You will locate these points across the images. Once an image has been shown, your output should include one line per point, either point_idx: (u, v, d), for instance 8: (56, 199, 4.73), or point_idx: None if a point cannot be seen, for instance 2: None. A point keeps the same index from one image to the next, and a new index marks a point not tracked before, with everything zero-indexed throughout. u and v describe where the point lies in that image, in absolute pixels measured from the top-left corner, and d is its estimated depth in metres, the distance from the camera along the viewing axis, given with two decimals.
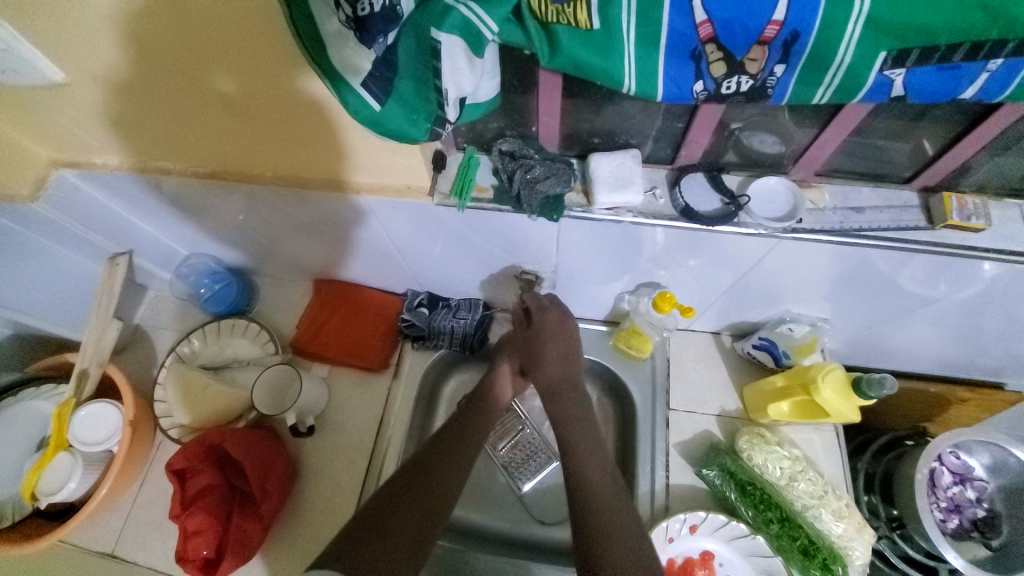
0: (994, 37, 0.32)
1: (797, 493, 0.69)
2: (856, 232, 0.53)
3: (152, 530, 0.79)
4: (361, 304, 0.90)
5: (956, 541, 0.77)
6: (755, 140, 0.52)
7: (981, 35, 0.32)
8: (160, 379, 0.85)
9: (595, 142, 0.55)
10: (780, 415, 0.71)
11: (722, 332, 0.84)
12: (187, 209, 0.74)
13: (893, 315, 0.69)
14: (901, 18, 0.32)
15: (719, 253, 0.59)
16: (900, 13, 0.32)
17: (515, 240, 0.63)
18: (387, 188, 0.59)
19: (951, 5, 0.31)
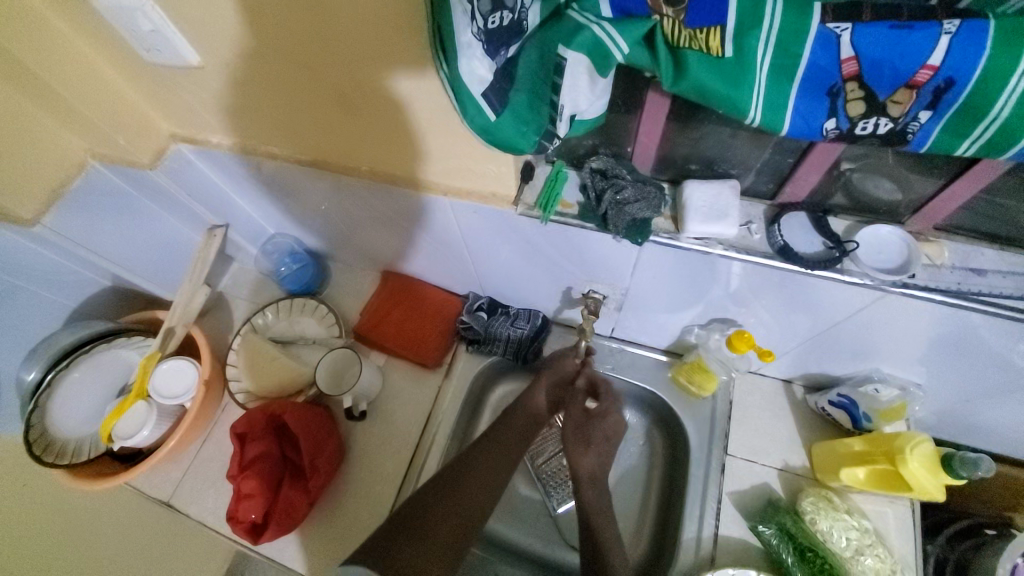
0: None
1: (861, 568, 0.63)
2: (976, 295, 0.48)
3: (207, 486, 0.84)
4: (422, 300, 0.92)
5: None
6: (870, 185, 0.48)
7: None
8: (234, 346, 0.91)
9: (691, 168, 0.54)
10: (855, 481, 0.65)
11: (794, 381, 0.79)
12: (282, 192, 0.79)
13: (999, 391, 0.62)
14: None
15: (810, 298, 0.56)
16: None
17: (591, 258, 0.63)
18: (473, 193, 0.60)
19: None
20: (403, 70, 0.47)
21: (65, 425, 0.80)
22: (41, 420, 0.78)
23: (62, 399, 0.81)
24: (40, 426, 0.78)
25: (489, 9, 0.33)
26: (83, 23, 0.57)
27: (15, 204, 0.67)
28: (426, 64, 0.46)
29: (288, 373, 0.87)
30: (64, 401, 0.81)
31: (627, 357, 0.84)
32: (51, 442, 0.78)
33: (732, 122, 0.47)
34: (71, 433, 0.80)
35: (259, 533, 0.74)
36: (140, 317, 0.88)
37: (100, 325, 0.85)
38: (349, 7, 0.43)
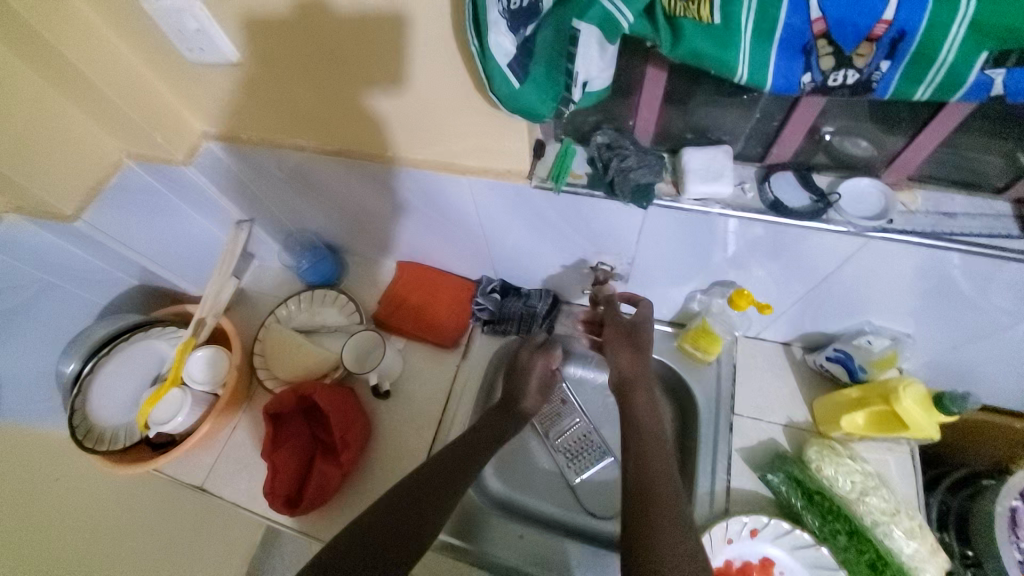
0: None
1: (867, 508, 0.68)
2: (949, 236, 0.53)
3: (239, 470, 0.87)
4: (437, 286, 0.97)
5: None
6: (847, 143, 0.54)
7: None
8: (260, 336, 0.95)
9: (687, 137, 0.59)
10: (853, 427, 0.70)
11: (792, 343, 0.83)
12: (304, 184, 0.84)
13: (983, 338, 0.66)
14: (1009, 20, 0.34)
15: (799, 252, 0.61)
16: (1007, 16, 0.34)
17: (599, 228, 0.68)
18: (488, 171, 0.66)
19: None
20: (430, 53, 0.53)
21: (105, 413, 0.83)
22: (82, 407, 0.81)
23: (99, 388, 0.83)
24: (82, 412, 0.81)
25: None
26: (131, 27, 0.63)
27: (57, 200, 0.72)
28: (450, 46, 0.52)
29: (312, 359, 0.90)
30: (100, 390, 0.83)
31: None
32: (92, 429, 0.81)
33: (722, 89, 0.53)
34: (110, 420, 0.83)
35: (292, 506, 0.78)
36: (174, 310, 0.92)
37: (132, 317, 0.89)
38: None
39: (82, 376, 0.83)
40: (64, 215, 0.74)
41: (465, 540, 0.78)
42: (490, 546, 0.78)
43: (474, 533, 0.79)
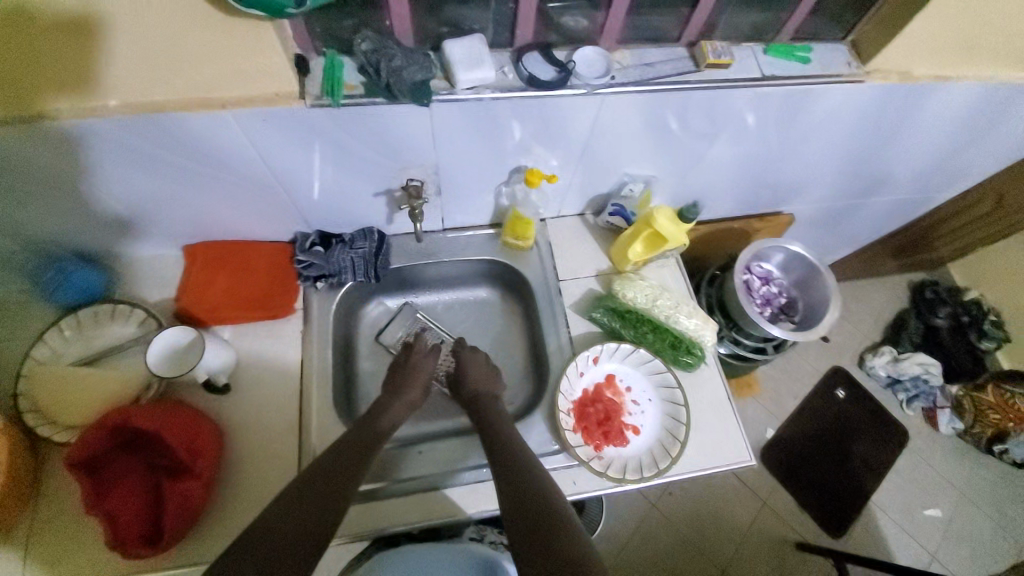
0: None
1: (660, 308, 0.90)
2: (652, 80, 0.70)
3: (60, 545, 0.69)
4: (246, 259, 0.87)
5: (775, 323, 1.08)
6: (569, 19, 0.66)
7: None
8: (20, 389, 0.74)
9: (444, 32, 0.63)
10: (638, 255, 0.90)
11: (584, 212, 0.99)
12: (1, 174, 0.64)
13: (697, 162, 0.89)
14: None
15: (562, 122, 0.72)
16: None
17: (395, 141, 0.70)
18: (254, 99, 0.60)
19: None
20: None
21: None
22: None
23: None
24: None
25: None
26: None
27: None
28: None
29: (114, 384, 0.75)
30: None
31: (463, 240, 0.96)
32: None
33: None
34: None
35: (158, 542, 0.68)
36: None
37: None
38: None
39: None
40: None
41: (382, 479, 0.80)
42: (399, 471, 0.81)
43: (388, 469, 0.81)
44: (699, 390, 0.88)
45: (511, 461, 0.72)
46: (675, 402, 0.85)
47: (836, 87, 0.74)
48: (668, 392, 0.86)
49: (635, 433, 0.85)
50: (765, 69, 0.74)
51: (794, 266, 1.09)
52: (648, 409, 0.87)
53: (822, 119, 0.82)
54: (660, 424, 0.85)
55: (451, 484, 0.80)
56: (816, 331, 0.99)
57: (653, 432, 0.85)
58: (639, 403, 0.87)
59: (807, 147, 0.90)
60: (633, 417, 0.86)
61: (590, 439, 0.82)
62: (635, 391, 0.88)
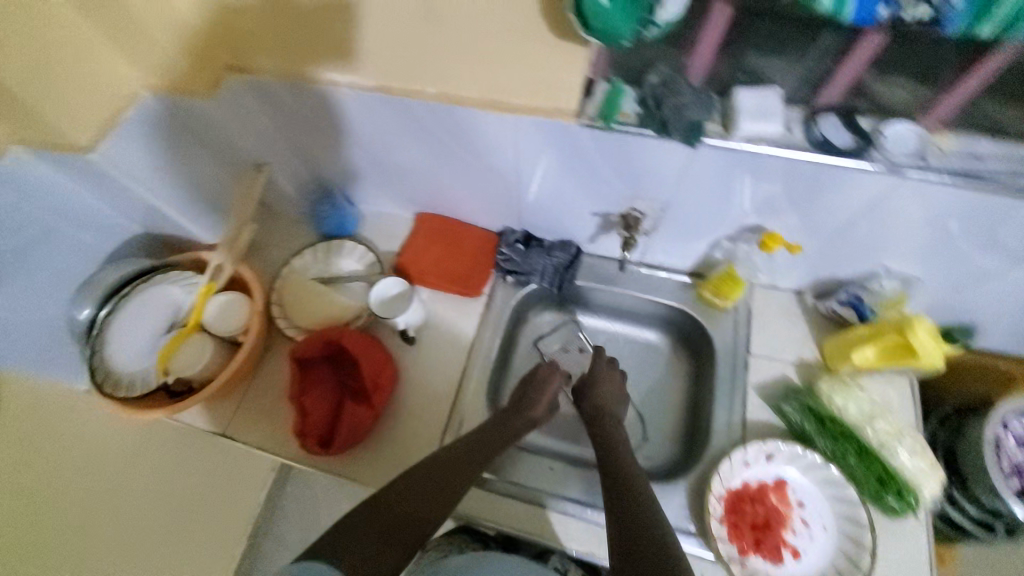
0: None
1: (874, 431, 0.75)
2: (973, 174, 0.58)
3: (261, 417, 0.86)
4: (458, 238, 0.97)
5: None
6: (887, 87, 0.58)
7: None
8: (276, 286, 0.93)
9: (739, 78, 0.61)
10: (865, 361, 0.76)
11: (803, 290, 0.88)
12: (330, 126, 0.81)
13: (976, 277, 0.73)
14: None
15: (828, 194, 0.65)
16: None
17: (639, 170, 0.70)
18: (535, 109, 0.65)
19: None
20: None
21: (122, 359, 0.82)
22: (100, 352, 0.81)
23: (115, 334, 0.83)
24: (101, 356, 0.81)
25: None
26: None
27: (71, 127, 0.69)
28: None
29: (337, 307, 0.91)
30: (118, 339, 0.83)
31: (655, 280, 0.93)
32: (109, 374, 0.81)
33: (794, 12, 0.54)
34: (128, 365, 0.82)
35: (328, 446, 0.79)
36: (187, 256, 0.90)
37: (143, 263, 0.88)
38: None
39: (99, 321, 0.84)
40: (77, 145, 0.71)
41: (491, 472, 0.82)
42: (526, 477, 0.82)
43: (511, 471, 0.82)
44: (894, 544, 0.73)
45: (635, 500, 0.67)
46: (859, 544, 0.71)
47: None
48: (853, 530, 0.72)
49: (794, 557, 0.73)
50: None
51: None
52: (818, 537, 0.74)
53: None
54: (828, 560, 0.73)
55: (562, 510, 0.78)
56: None
57: (817, 565, 0.73)
58: (809, 526, 0.75)
59: None
60: (797, 538, 0.74)
61: (737, 540, 0.73)
62: (806, 510, 0.75)
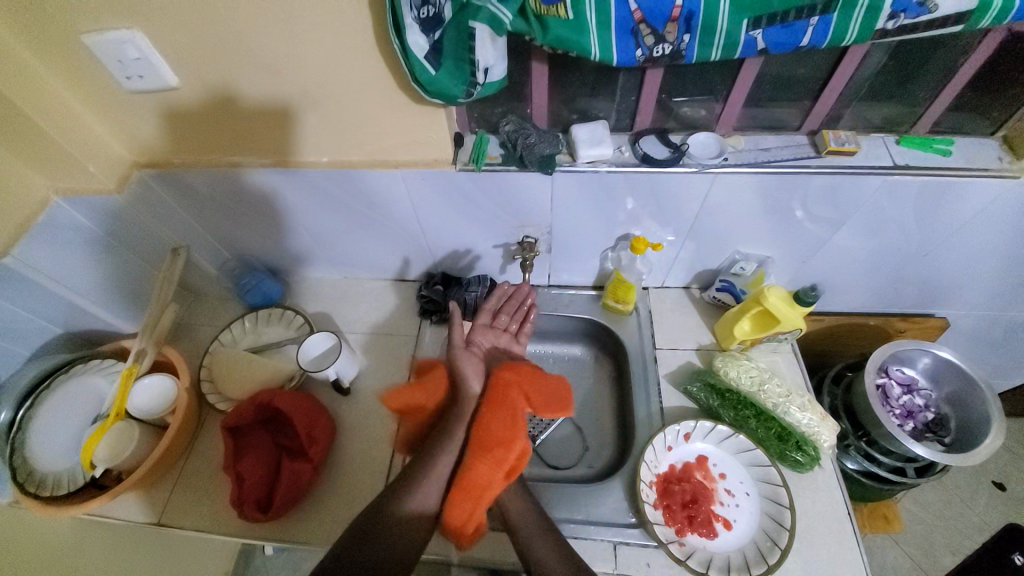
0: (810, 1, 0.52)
1: (767, 394, 0.84)
2: (766, 164, 0.74)
3: (200, 496, 0.84)
4: (490, 480, 0.71)
5: (917, 440, 1.00)
6: (686, 108, 0.75)
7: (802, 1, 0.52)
8: (205, 363, 0.95)
9: (574, 118, 0.77)
10: (744, 333, 0.88)
11: (690, 286, 1.01)
12: (240, 204, 0.90)
13: (816, 247, 0.87)
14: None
15: (672, 199, 0.79)
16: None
17: (518, 202, 0.82)
18: (418, 163, 0.79)
19: None
20: (356, 65, 0.65)
21: (45, 455, 0.83)
22: (22, 451, 0.82)
23: (38, 429, 0.85)
24: (22, 454, 0.82)
25: (419, 5, 0.54)
26: (70, 69, 0.70)
27: None
28: (374, 63, 0.65)
29: (267, 372, 0.91)
30: (41, 436, 0.84)
31: (565, 297, 1.03)
32: (32, 473, 0.81)
33: (587, 64, 0.69)
34: (55, 463, 0.83)
35: (267, 510, 0.78)
36: (114, 346, 0.94)
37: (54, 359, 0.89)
38: (320, 28, 0.62)
39: (20, 422, 0.84)
40: None
41: None
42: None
43: None
44: (812, 496, 0.79)
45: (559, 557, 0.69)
46: (779, 502, 0.76)
47: (983, 181, 0.72)
48: (771, 489, 0.78)
49: (726, 527, 0.77)
50: (896, 158, 0.74)
51: (941, 376, 1.01)
52: (744, 504, 0.79)
53: (972, 215, 0.78)
54: (756, 524, 0.76)
55: (613, 541, 0.76)
56: (970, 458, 0.85)
57: (747, 531, 0.76)
58: (734, 495, 0.80)
59: (963, 242, 0.84)
60: (725, 509, 0.79)
61: (672, 521, 0.77)
62: (729, 480, 0.81)
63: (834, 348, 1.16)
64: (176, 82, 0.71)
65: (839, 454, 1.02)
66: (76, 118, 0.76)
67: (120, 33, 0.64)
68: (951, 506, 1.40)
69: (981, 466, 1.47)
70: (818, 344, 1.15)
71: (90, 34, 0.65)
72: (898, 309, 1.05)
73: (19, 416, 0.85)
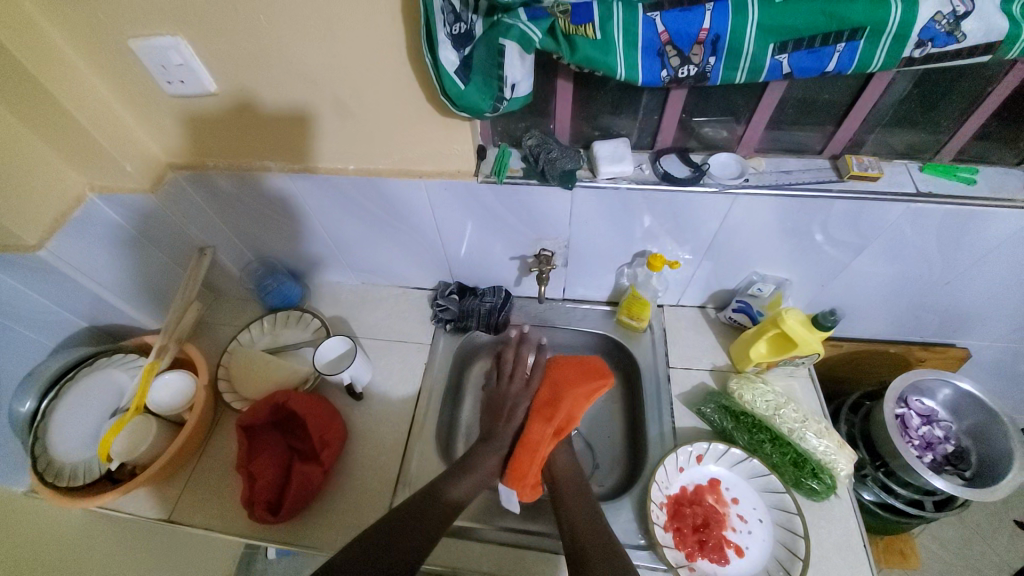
0: (836, 28, 0.53)
1: (783, 419, 0.82)
2: (788, 186, 0.74)
3: (210, 494, 0.85)
4: (542, 436, 0.84)
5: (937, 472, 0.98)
6: (707, 129, 0.76)
7: (828, 27, 0.53)
8: (223, 361, 0.97)
9: (596, 135, 0.78)
10: (760, 355, 0.87)
11: (706, 305, 1.01)
12: (266, 206, 0.93)
13: (836, 271, 0.86)
14: (783, 24, 0.53)
15: (691, 219, 0.79)
16: (783, 22, 0.53)
17: (537, 215, 0.83)
18: (441, 173, 0.80)
19: (814, 13, 0.52)
20: (387, 77, 0.68)
21: (64, 446, 0.85)
22: (43, 440, 0.84)
23: (59, 420, 0.86)
24: (43, 443, 0.84)
25: (452, 22, 0.56)
26: (117, 73, 0.74)
27: (23, 232, 0.76)
28: (403, 75, 0.67)
29: (282, 374, 0.92)
30: (60, 427, 0.86)
31: (580, 311, 1.03)
32: (51, 463, 0.83)
33: (611, 82, 0.70)
34: (73, 453, 0.85)
35: (276, 511, 0.78)
36: (136, 342, 0.96)
37: (78, 352, 0.92)
38: (354, 41, 0.64)
39: (42, 411, 0.86)
40: (26, 246, 0.77)
41: (477, 521, 0.81)
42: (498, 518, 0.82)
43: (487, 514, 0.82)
44: (827, 527, 0.76)
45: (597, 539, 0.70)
46: (793, 531, 0.74)
47: (1011, 211, 0.71)
48: (785, 517, 0.76)
49: (738, 554, 0.75)
50: (920, 185, 0.73)
51: (961, 409, 0.99)
52: (757, 531, 0.77)
53: (997, 245, 0.77)
54: (769, 553, 0.75)
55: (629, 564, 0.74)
56: (992, 493, 0.82)
57: (760, 559, 0.75)
58: (746, 521, 0.78)
59: (988, 272, 0.82)
60: (737, 535, 0.77)
61: (683, 544, 0.75)
62: (741, 505, 0.79)
63: (852, 375, 1.14)
64: (215, 88, 0.74)
65: (856, 484, 0.99)
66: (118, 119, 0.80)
67: (166, 40, 0.67)
68: (972, 546, 1.35)
69: (1004, 505, 1.41)
70: (837, 370, 1.13)
71: (137, 41, 0.68)
72: (919, 337, 1.04)
73: (40, 407, 0.86)
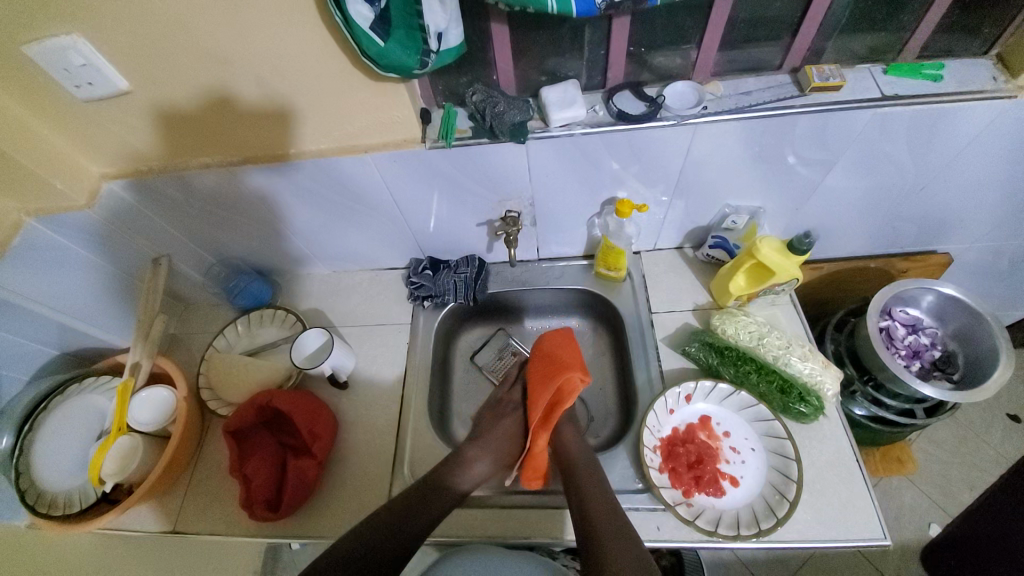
0: None
1: (767, 348, 0.82)
2: (749, 108, 0.70)
3: (210, 502, 0.85)
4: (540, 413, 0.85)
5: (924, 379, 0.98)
6: (658, 58, 0.71)
7: None
8: (201, 370, 0.94)
9: (544, 80, 0.74)
10: (739, 289, 0.86)
11: (683, 245, 0.99)
12: (213, 206, 0.88)
13: (809, 192, 0.84)
14: None
15: (654, 158, 0.76)
16: None
17: (495, 175, 0.79)
18: (387, 144, 0.76)
19: None
20: (308, 45, 0.62)
21: (52, 475, 0.83)
22: (30, 473, 0.83)
23: (42, 451, 0.85)
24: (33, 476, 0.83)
25: None
26: (15, 83, 0.67)
27: None
28: (324, 40, 0.62)
29: (262, 374, 0.91)
30: (44, 458, 0.84)
31: (557, 269, 1.01)
32: (43, 494, 0.82)
33: (549, 18, 0.65)
34: (64, 482, 0.83)
35: (276, 508, 0.79)
36: (108, 362, 0.94)
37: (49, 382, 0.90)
38: (262, 9, 0.58)
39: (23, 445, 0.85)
40: None
41: (479, 490, 0.81)
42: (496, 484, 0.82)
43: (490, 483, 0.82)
44: (818, 447, 0.78)
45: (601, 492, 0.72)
46: (785, 455, 0.75)
47: (979, 104, 0.68)
48: (777, 442, 0.77)
49: (734, 485, 0.77)
50: (885, 88, 0.70)
51: (947, 313, 0.98)
52: (750, 460, 0.78)
53: (969, 142, 0.74)
54: (764, 479, 0.76)
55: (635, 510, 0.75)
56: (978, 392, 0.83)
57: (755, 486, 0.76)
58: (739, 452, 0.79)
59: (963, 171, 0.80)
60: (731, 466, 0.78)
61: (679, 483, 0.76)
62: (734, 437, 0.80)
63: (835, 295, 1.14)
64: (126, 85, 0.68)
65: (847, 401, 1.01)
66: (33, 135, 0.74)
67: (59, 39, 0.61)
68: (966, 443, 1.39)
69: (995, 401, 1.45)
70: (819, 291, 1.13)
71: (24, 43, 0.62)
72: (899, 248, 1.02)
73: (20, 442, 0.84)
